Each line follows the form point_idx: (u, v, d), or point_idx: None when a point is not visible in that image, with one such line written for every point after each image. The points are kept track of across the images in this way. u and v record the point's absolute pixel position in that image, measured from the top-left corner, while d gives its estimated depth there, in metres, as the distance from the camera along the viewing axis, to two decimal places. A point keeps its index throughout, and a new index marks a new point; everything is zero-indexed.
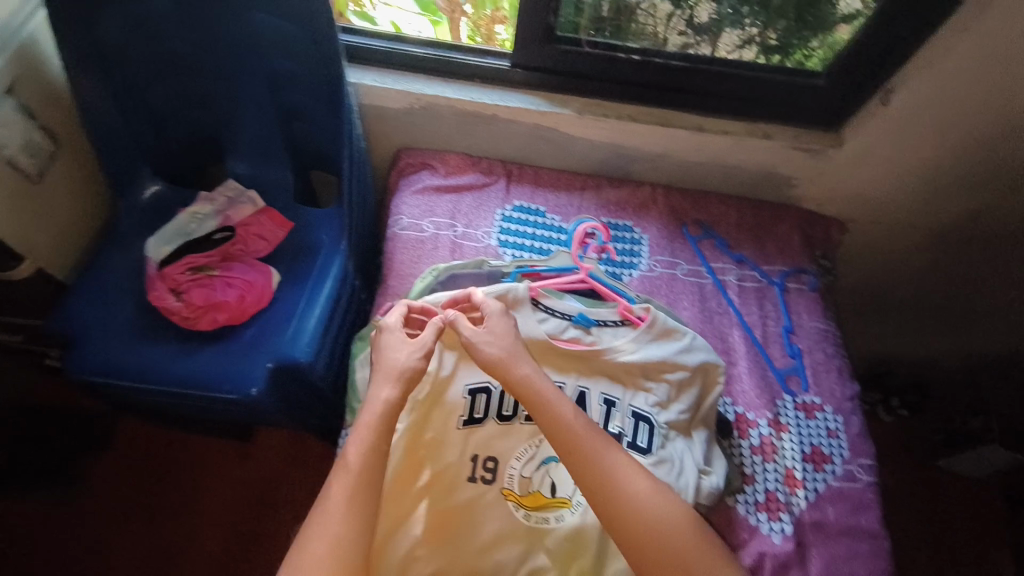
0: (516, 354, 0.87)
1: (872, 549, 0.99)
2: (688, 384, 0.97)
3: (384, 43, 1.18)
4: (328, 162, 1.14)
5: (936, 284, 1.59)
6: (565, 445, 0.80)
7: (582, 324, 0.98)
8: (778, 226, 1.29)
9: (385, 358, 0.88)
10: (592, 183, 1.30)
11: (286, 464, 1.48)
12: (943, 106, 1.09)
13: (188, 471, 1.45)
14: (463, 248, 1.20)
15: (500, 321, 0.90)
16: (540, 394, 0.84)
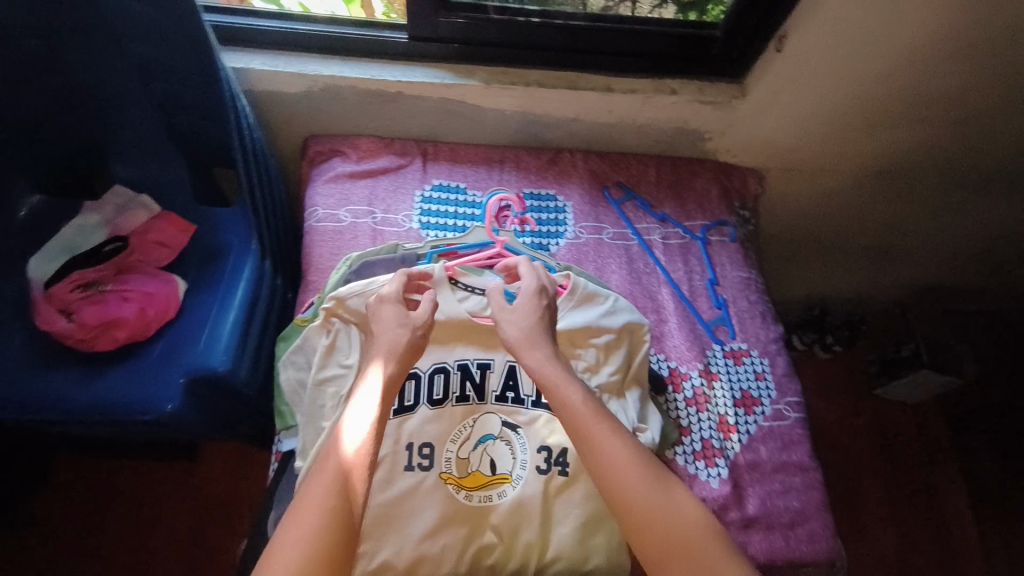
0: (535, 336, 0.84)
1: (804, 481, 1.04)
2: (615, 346, 0.98)
3: (276, 23, 1.09)
4: (223, 157, 1.07)
5: (851, 223, 1.66)
6: (573, 426, 0.75)
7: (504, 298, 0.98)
8: (696, 180, 1.32)
9: (382, 330, 0.82)
10: (511, 155, 1.28)
11: (233, 475, 1.43)
12: (834, 47, 1.12)
13: (127, 498, 1.38)
14: (384, 235, 1.16)
15: (531, 297, 0.88)
16: (551, 378, 0.79)
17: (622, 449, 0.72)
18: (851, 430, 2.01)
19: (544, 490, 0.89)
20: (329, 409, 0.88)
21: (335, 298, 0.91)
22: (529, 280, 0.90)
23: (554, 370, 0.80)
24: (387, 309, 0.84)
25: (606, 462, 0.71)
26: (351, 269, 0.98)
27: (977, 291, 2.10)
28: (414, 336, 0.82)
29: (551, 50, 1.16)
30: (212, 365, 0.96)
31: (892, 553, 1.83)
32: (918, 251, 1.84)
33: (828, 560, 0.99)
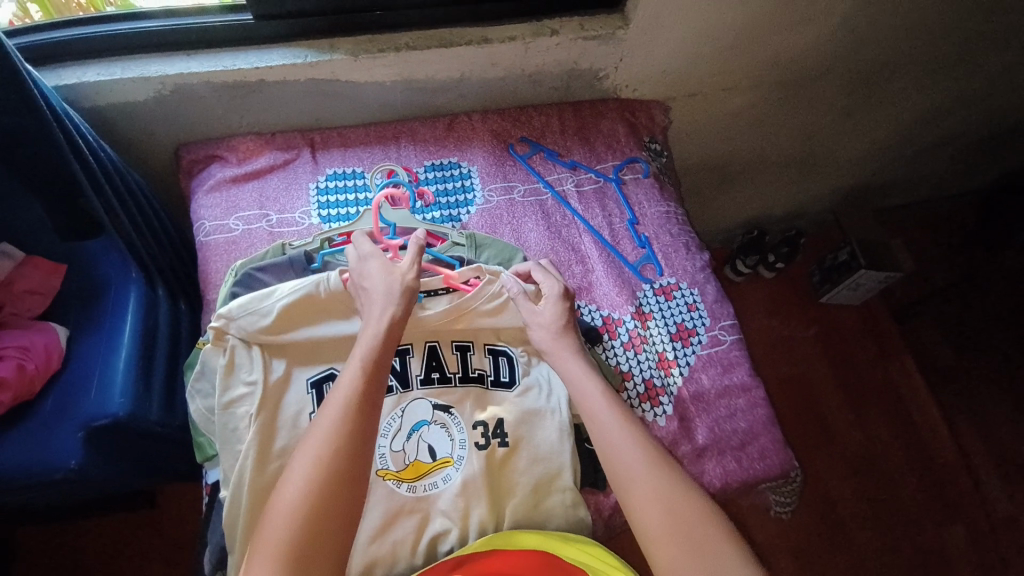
0: (562, 340, 0.85)
1: (748, 401, 1.04)
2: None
3: (110, 28, 1.00)
4: None
5: (765, 139, 1.67)
6: (588, 414, 0.76)
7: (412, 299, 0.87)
8: (601, 122, 1.29)
9: (376, 283, 0.80)
10: (404, 129, 1.21)
11: (192, 516, 1.36)
12: None
13: (79, 563, 1.30)
14: (280, 236, 1.07)
15: (556, 302, 0.87)
16: (571, 377, 0.80)
17: (631, 442, 0.72)
18: (807, 340, 2.07)
19: (489, 464, 0.82)
20: (244, 431, 0.80)
21: (224, 317, 0.83)
22: (551, 285, 0.88)
23: (576, 362, 0.82)
24: (371, 263, 0.82)
25: (614, 458, 0.71)
26: (239, 277, 0.92)
27: (900, 185, 2.16)
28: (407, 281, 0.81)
29: (416, 9, 1.09)
30: (111, 411, 0.88)
31: (861, 449, 1.90)
32: (837, 156, 1.87)
33: (782, 472, 1.00)
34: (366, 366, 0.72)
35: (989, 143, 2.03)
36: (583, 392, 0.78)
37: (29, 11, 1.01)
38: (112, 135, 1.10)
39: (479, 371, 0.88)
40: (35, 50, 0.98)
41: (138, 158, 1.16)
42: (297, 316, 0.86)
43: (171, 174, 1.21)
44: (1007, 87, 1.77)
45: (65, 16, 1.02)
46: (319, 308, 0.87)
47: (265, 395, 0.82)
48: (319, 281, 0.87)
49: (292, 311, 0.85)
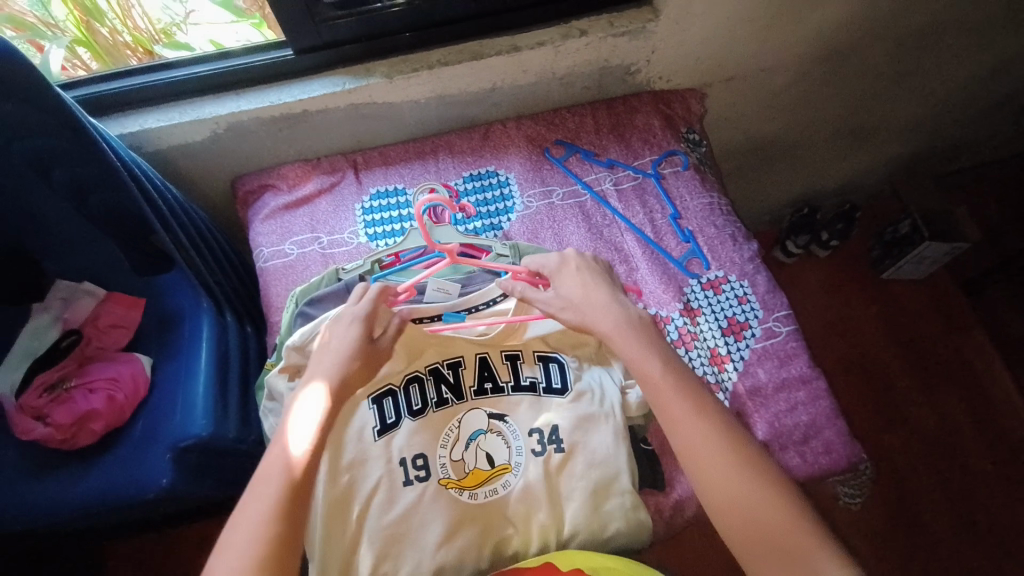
0: (589, 314, 0.82)
1: (809, 393, 1.00)
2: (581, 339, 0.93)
3: (170, 75, 1.08)
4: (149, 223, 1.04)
5: (809, 114, 1.60)
6: (654, 396, 0.75)
7: (453, 319, 0.88)
8: (636, 117, 1.28)
9: (333, 350, 0.76)
10: (441, 143, 1.24)
11: None
12: None
13: (173, 567, 1.41)
14: (332, 257, 1.12)
15: (560, 275, 0.86)
16: (627, 353, 0.79)
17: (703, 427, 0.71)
18: (868, 320, 1.98)
19: (547, 470, 0.83)
20: None
21: (295, 349, 0.84)
22: (547, 262, 0.88)
23: (631, 336, 0.80)
24: (346, 326, 0.78)
25: (686, 444, 0.70)
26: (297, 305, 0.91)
27: (962, 148, 2.02)
28: (365, 358, 0.77)
29: (447, 25, 1.11)
30: (195, 432, 0.94)
31: (936, 433, 1.80)
32: (888, 123, 1.77)
33: (849, 466, 0.97)
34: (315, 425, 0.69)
35: None
36: (644, 368, 0.77)
37: (79, 53, 1.14)
38: (174, 174, 1.18)
39: (530, 380, 0.89)
40: (101, 101, 1.07)
41: (199, 194, 1.24)
42: None
43: (228, 206, 1.28)
44: None
45: (114, 56, 1.16)
46: None
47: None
48: None
49: None
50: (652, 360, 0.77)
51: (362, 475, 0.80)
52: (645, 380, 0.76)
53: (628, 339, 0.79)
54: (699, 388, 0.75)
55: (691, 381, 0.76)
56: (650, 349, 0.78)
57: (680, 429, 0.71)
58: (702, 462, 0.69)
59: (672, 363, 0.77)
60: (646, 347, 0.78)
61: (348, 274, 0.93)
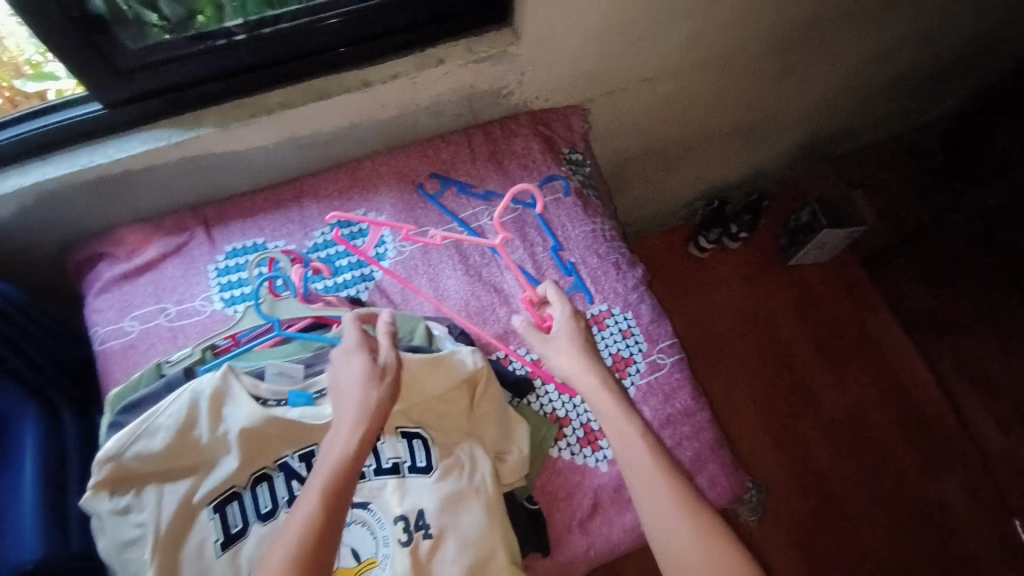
0: (582, 364, 0.87)
1: (693, 426, 0.99)
2: (453, 398, 0.88)
3: None
4: None
5: (701, 116, 1.58)
6: (628, 456, 0.79)
7: (300, 402, 0.82)
8: (514, 141, 1.20)
9: (347, 386, 0.75)
10: (303, 187, 1.14)
11: None
12: None
13: None
14: (182, 329, 1.01)
15: (569, 324, 0.91)
16: (605, 409, 0.83)
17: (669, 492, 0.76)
18: (779, 308, 2.03)
19: (416, 561, 0.77)
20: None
21: (109, 459, 0.76)
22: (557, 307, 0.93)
23: (615, 411, 0.82)
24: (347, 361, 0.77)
25: (653, 504, 0.75)
26: (112, 412, 0.83)
27: (856, 131, 2.07)
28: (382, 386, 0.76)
29: (281, 64, 0.99)
30: (26, 557, 0.86)
31: (845, 413, 1.89)
32: (783, 116, 1.78)
33: (735, 496, 0.97)
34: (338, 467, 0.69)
35: (942, 73, 1.93)
36: (628, 447, 0.79)
37: None
38: None
39: (393, 461, 0.83)
40: None
41: (25, 267, 1.09)
42: (174, 448, 0.78)
43: (65, 275, 1.13)
44: (944, 21, 1.67)
45: None
46: (177, 457, 0.78)
47: (162, 535, 0.74)
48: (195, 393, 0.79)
49: (169, 448, 0.77)
50: (634, 438, 0.80)
51: None
52: (625, 455, 0.79)
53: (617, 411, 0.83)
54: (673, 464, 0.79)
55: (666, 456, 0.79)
56: (632, 425, 0.81)
57: (652, 506, 0.76)
58: (665, 522, 0.74)
59: (650, 439, 0.80)
60: (625, 407, 0.83)
61: (172, 368, 0.86)
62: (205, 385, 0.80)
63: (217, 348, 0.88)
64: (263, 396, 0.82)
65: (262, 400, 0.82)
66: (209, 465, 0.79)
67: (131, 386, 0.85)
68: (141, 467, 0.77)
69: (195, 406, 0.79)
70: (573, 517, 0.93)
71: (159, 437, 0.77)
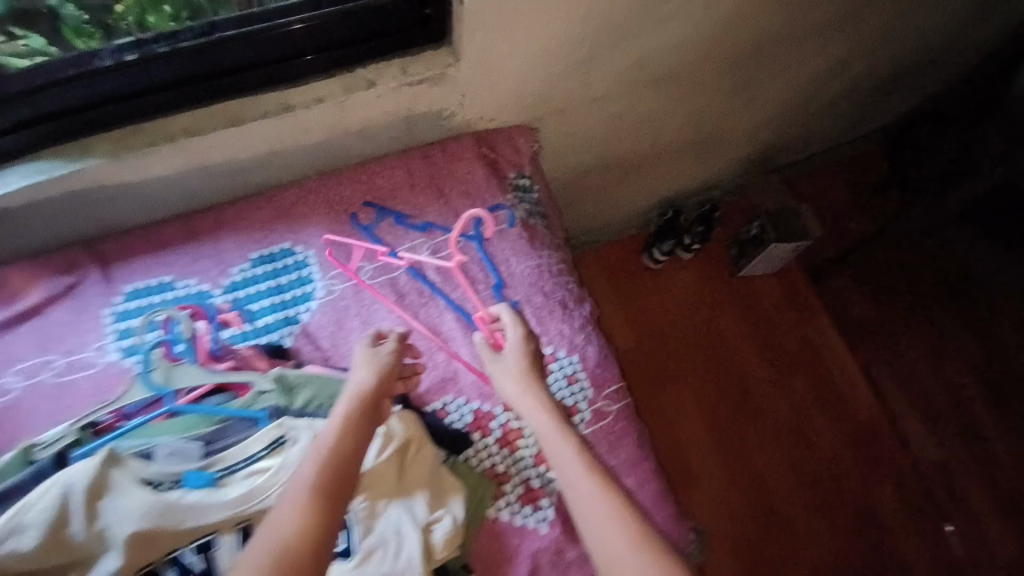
0: (528, 390, 0.85)
1: (637, 478, 0.96)
2: (380, 471, 0.81)
3: None
4: None
5: (655, 131, 1.53)
6: (574, 495, 0.74)
7: (197, 484, 0.74)
8: (457, 165, 1.12)
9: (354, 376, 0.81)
10: (220, 217, 1.03)
11: None
12: None
13: None
14: (75, 383, 0.89)
15: (517, 342, 0.90)
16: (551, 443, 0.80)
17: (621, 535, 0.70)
18: (731, 319, 2.04)
19: None
20: None
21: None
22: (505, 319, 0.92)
23: (553, 430, 0.81)
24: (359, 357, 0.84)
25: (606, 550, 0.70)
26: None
27: (806, 141, 2.08)
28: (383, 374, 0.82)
29: (180, 86, 0.89)
30: None
31: (791, 424, 1.93)
32: (736, 129, 1.76)
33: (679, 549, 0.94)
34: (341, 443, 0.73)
35: (889, 87, 1.96)
36: (565, 466, 0.77)
37: None
38: None
39: None
40: None
41: None
42: (51, 544, 0.67)
43: None
44: (891, 40, 1.68)
45: None
46: (55, 554, 0.68)
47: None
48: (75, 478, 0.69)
49: (47, 544, 0.67)
50: (571, 457, 0.77)
51: None
52: (562, 475, 0.77)
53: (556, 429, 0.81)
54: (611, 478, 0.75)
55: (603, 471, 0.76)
56: (569, 443, 0.79)
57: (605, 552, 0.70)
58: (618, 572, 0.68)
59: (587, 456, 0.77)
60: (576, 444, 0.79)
61: (43, 452, 0.77)
62: (78, 479, 0.69)
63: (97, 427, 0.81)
64: (155, 479, 0.74)
65: (154, 484, 0.73)
66: (93, 559, 0.68)
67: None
68: (16, 566, 0.67)
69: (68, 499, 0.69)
70: None
71: (32, 533, 0.67)
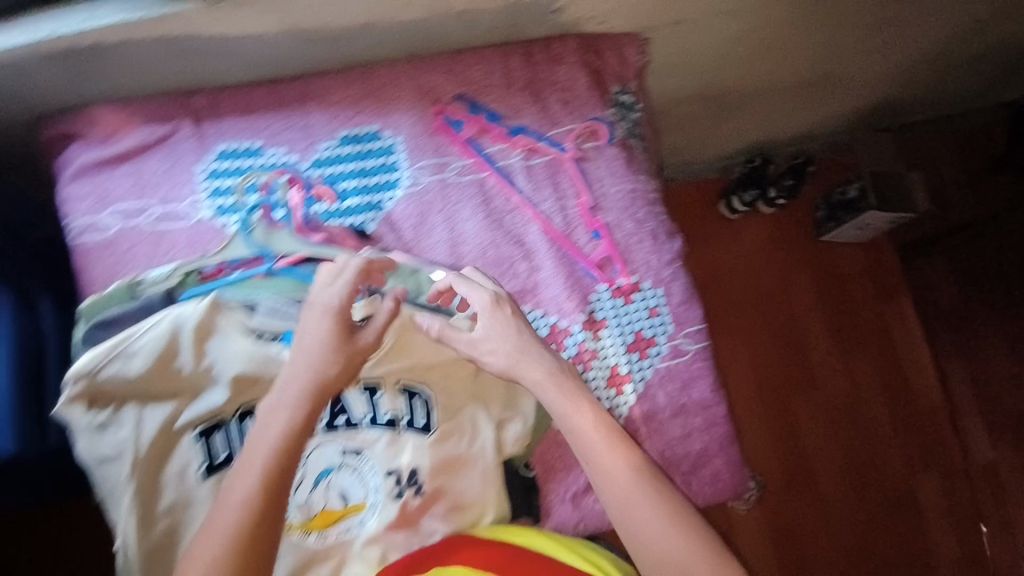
0: (519, 357, 0.80)
1: (706, 420, 0.93)
2: (461, 364, 0.84)
3: None
4: None
5: (769, 65, 1.39)
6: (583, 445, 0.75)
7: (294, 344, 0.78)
8: (558, 70, 1.02)
9: (306, 346, 0.71)
10: (310, 90, 0.98)
11: None
12: None
13: None
14: (164, 234, 0.91)
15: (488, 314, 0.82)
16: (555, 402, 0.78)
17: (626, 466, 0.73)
18: (802, 283, 1.91)
19: (406, 511, 0.79)
20: (120, 495, 0.71)
21: (84, 377, 0.71)
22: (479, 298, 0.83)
23: (573, 408, 0.77)
24: (316, 316, 0.73)
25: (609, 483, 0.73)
26: (86, 328, 0.76)
27: (930, 101, 1.84)
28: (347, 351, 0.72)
29: None
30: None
31: (842, 398, 1.87)
32: (858, 74, 1.56)
33: (733, 493, 0.94)
34: (288, 431, 0.66)
35: None
36: (584, 438, 0.75)
37: None
38: None
39: (391, 415, 0.80)
40: None
41: None
42: (162, 371, 0.74)
43: (32, 150, 0.99)
44: None
45: None
46: (161, 382, 0.74)
47: (142, 455, 0.72)
48: (184, 314, 0.74)
49: (155, 372, 0.73)
50: (592, 427, 0.76)
51: (183, 521, 0.72)
52: (582, 449, 0.75)
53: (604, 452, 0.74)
54: (634, 448, 0.75)
55: (624, 439, 0.76)
56: (590, 417, 0.77)
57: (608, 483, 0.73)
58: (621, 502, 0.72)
59: (609, 429, 0.76)
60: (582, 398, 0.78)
61: (148, 288, 0.78)
62: (190, 314, 0.74)
63: (201, 274, 0.81)
64: (257, 330, 0.78)
65: (256, 334, 0.78)
66: (197, 389, 0.76)
67: (103, 301, 0.77)
68: (117, 388, 0.72)
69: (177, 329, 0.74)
70: (567, 489, 0.91)
71: (138, 359, 0.73)
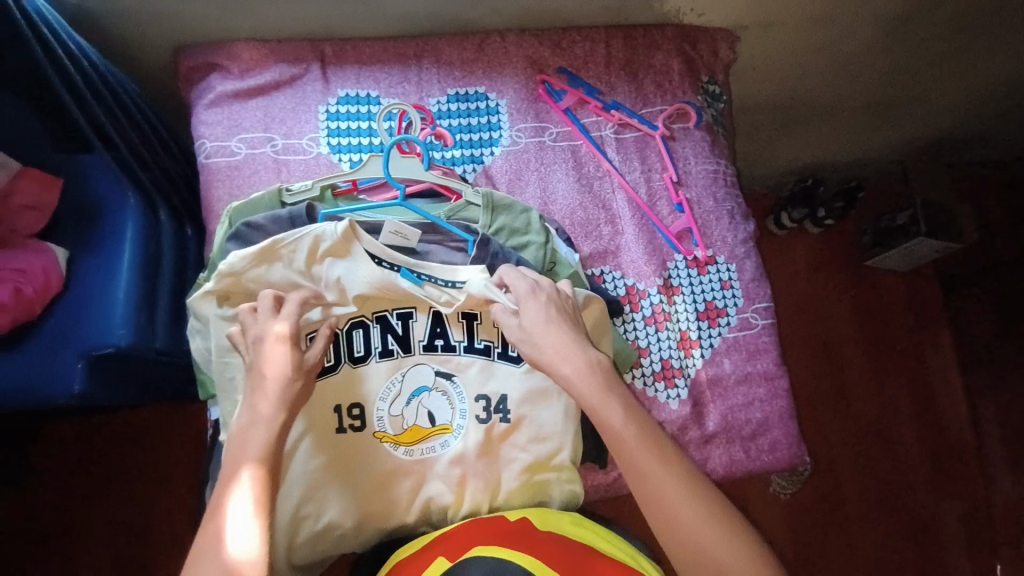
0: (561, 348, 0.77)
1: (769, 391, 0.98)
2: None
3: None
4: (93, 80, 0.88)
5: (839, 81, 1.46)
6: (616, 445, 0.72)
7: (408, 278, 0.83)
8: (654, 55, 1.10)
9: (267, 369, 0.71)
10: (428, 48, 1.06)
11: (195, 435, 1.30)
12: None
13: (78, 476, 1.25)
14: (285, 164, 0.99)
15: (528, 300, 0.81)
16: (587, 397, 0.74)
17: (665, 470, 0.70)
18: (845, 303, 1.93)
19: (488, 438, 0.84)
20: (240, 381, 0.79)
21: (230, 273, 0.79)
22: (519, 284, 0.82)
23: (606, 401, 0.74)
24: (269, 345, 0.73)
25: (647, 492, 0.69)
26: (233, 224, 0.85)
27: (991, 140, 1.87)
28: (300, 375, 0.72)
29: None
30: (113, 341, 0.87)
31: (874, 419, 1.84)
32: (922, 103, 1.61)
33: (789, 464, 0.97)
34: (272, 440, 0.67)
35: None
36: (618, 434, 0.72)
37: None
38: (106, 35, 0.99)
39: (485, 343, 0.87)
40: None
41: (135, 60, 1.05)
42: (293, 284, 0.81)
43: (171, 79, 1.09)
44: None
45: None
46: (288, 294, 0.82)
47: None
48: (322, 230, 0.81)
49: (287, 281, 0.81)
50: (626, 422, 0.72)
51: None
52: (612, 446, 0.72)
53: (640, 450, 0.71)
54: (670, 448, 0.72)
55: (659, 439, 0.72)
56: (623, 407, 0.73)
57: (648, 486, 0.69)
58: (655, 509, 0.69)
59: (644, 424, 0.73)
60: (612, 393, 0.74)
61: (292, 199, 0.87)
62: (331, 229, 0.81)
63: (336, 190, 0.89)
64: (379, 256, 0.83)
65: (377, 259, 0.83)
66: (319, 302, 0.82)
67: (251, 205, 0.86)
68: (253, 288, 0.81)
69: (317, 242, 0.81)
70: None
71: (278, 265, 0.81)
